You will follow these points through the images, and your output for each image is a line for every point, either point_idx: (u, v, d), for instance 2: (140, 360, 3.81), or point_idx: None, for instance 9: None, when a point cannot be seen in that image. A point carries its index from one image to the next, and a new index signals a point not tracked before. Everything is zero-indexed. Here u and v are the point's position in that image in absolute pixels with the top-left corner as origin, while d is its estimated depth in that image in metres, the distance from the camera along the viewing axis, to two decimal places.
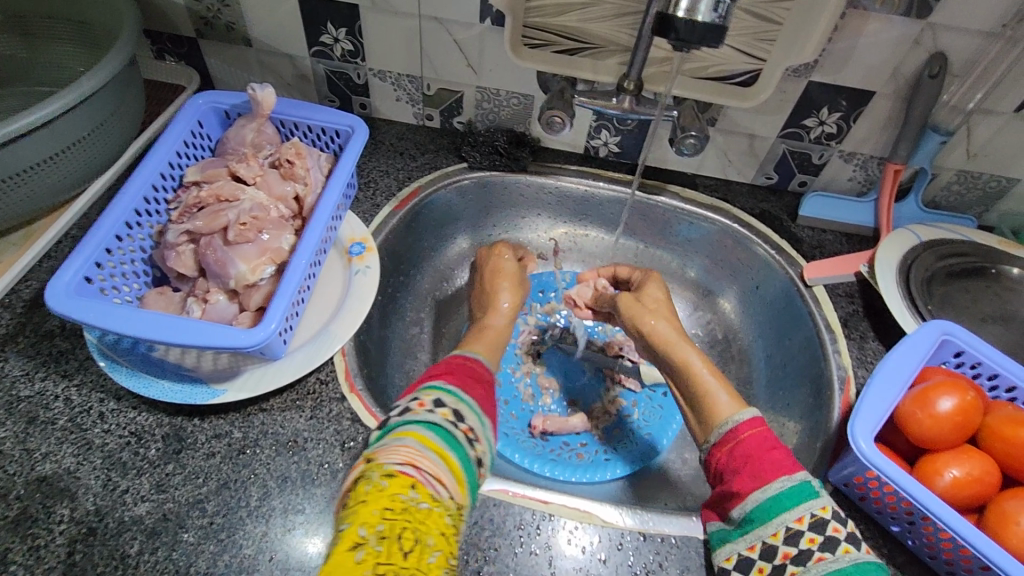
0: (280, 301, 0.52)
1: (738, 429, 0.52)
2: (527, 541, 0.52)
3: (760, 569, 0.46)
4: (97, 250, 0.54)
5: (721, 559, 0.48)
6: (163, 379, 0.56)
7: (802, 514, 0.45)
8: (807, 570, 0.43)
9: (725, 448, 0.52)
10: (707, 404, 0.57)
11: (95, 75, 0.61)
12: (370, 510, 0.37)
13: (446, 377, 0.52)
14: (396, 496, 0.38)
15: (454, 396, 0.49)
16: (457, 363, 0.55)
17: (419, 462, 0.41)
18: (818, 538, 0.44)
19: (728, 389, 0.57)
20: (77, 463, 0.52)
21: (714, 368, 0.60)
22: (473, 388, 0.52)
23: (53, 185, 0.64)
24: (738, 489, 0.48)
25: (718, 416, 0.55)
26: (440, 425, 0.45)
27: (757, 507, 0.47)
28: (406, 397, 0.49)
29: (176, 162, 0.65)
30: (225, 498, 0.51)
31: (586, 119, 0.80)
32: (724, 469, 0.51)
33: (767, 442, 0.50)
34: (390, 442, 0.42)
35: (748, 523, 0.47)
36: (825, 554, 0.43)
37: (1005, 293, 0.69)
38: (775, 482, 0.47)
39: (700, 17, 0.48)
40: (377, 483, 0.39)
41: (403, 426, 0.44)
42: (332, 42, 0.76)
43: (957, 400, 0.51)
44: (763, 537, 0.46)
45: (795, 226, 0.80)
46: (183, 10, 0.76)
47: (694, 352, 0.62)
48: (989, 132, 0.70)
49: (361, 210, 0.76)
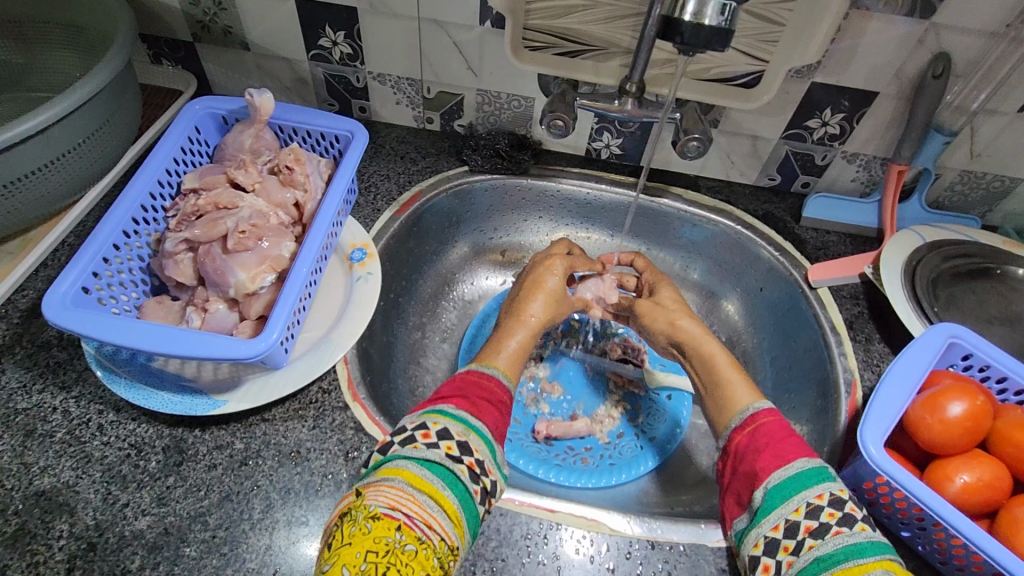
0: (281, 309, 0.51)
1: (758, 415, 0.54)
2: (534, 551, 0.51)
3: (784, 547, 0.44)
4: (94, 260, 0.53)
5: (748, 548, 0.46)
6: (163, 391, 0.55)
7: (822, 491, 0.45)
8: (826, 542, 0.43)
9: (745, 431, 0.53)
10: (727, 395, 0.58)
11: (91, 80, 0.60)
12: (353, 552, 0.39)
13: (455, 401, 0.51)
14: (380, 539, 0.39)
15: (463, 424, 0.48)
16: (469, 382, 0.54)
17: (406, 504, 0.41)
18: (838, 512, 0.44)
19: (747, 382, 0.59)
20: (76, 476, 0.51)
21: (735, 363, 0.61)
22: (485, 412, 0.51)
23: (49, 193, 0.63)
24: (761, 469, 0.49)
25: (738, 405, 0.57)
26: (438, 463, 0.45)
27: (778, 485, 0.47)
28: (413, 422, 0.48)
29: (174, 169, 0.64)
30: (227, 511, 0.50)
31: (588, 121, 0.79)
32: (744, 452, 0.52)
33: (784, 429, 0.52)
34: (381, 480, 0.43)
35: (770, 502, 0.46)
36: (843, 528, 0.43)
37: (1011, 294, 0.69)
38: (796, 462, 0.48)
39: (706, 21, 0.48)
40: (362, 525, 0.40)
41: (400, 462, 0.44)
42: (331, 45, 0.75)
43: (967, 405, 0.50)
44: (784, 514, 0.45)
45: (798, 228, 0.80)
46: (178, 13, 0.75)
47: (714, 344, 0.64)
48: (994, 132, 0.70)
49: (362, 215, 0.75)
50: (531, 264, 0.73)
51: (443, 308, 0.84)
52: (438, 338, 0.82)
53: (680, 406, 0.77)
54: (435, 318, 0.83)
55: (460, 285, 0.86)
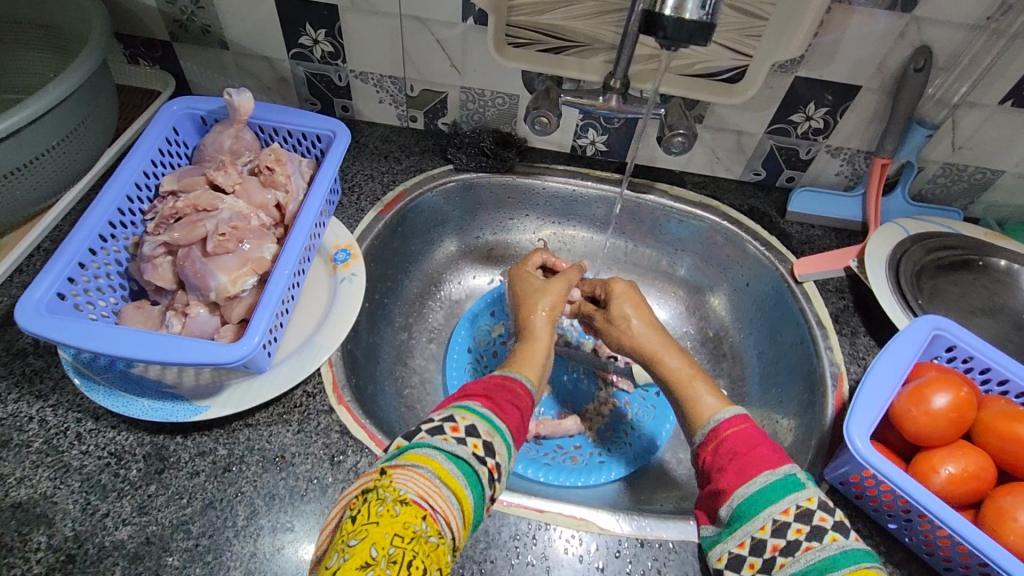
0: (262, 313, 0.50)
1: (720, 429, 0.51)
2: (523, 552, 0.51)
3: (751, 564, 0.44)
4: (70, 264, 0.52)
5: (713, 561, 0.47)
6: (143, 398, 0.54)
7: (789, 506, 0.44)
8: (798, 559, 0.42)
9: (710, 449, 0.50)
10: (693, 410, 0.55)
11: (63, 81, 0.59)
12: (382, 533, 0.37)
13: (482, 399, 0.50)
14: (407, 525, 0.37)
15: (488, 424, 0.47)
16: (496, 383, 0.53)
17: (433, 496, 0.40)
18: (805, 528, 0.43)
19: (713, 392, 0.56)
20: (54, 487, 0.50)
21: (701, 372, 0.58)
22: (508, 414, 0.50)
23: (22, 198, 0.62)
24: (726, 486, 0.47)
25: (703, 419, 0.54)
26: (464, 460, 0.44)
27: (741, 504, 0.46)
28: (441, 415, 0.47)
29: (151, 170, 0.62)
30: (211, 519, 0.50)
31: (573, 118, 0.79)
32: (709, 470, 0.50)
33: (751, 438, 0.49)
34: (411, 465, 0.41)
35: (735, 521, 0.46)
36: (813, 543, 0.42)
37: (994, 285, 0.69)
38: (760, 477, 0.46)
39: (688, 15, 0.47)
40: (390, 507, 0.38)
41: (429, 451, 0.43)
42: (312, 43, 0.74)
43: (952, 397, 0.51)
44: (750, 532, 0.45)
45: (784, 222, 0.80)
46: (155, 12, 0.74)
47: (678, 360, 0.60)
48: (976, 123, 0.70)
49: (346, 215, 0.74)
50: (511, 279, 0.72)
51: (429, 308, 0.83)
52: (425, 339, 0.81)
53: (669, 403, 0.77)
54: (422, 318, 0.82)
55: (447, 285, 0.85)
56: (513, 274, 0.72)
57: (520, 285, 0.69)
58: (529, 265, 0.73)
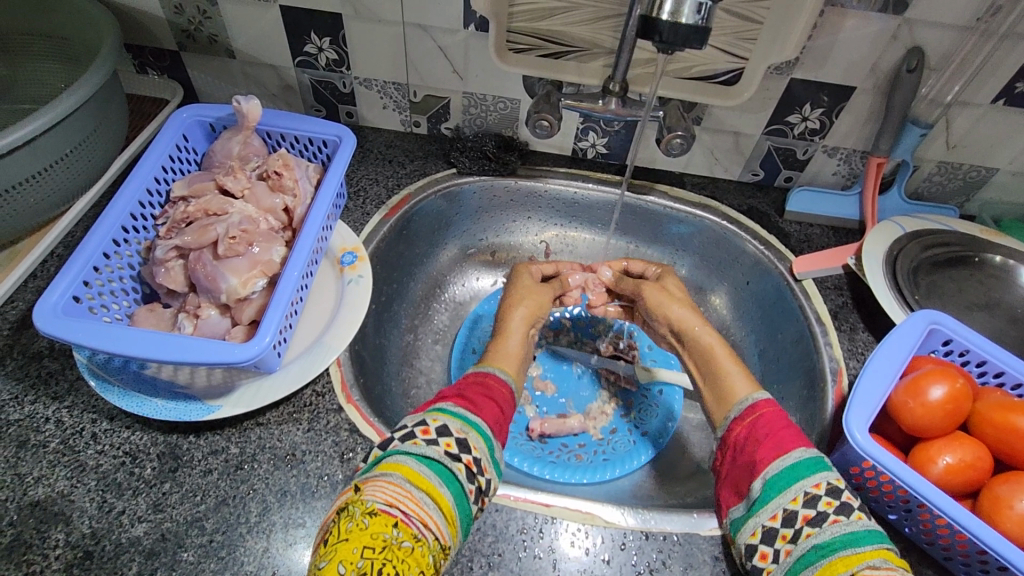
0: (273, 313, 0.51)
1: (757, 405, 0.54)
2: (530, 545, 0.52)
3: (782, 536, 0.45)
4: (85, 267, 0.53)
5: (746, 537, 0.47)
6: (156, 397, 0.55)
7: (820, 479, 0.46)
8: (824, 530, 0.43)
9: (745, 422, 0.53)
10: (727, 387, 0.58)
11: (79, 90, 0.60)
12: (350, 549, 0.39)
13: (455, 399, 0.51)
14: (377, 535, 0.39)
15: (462, 420, 0.49)
16: (469, 383, 0.55)
17: (404, 501, 0.41)
18: (835, 501, 0.44)
19: (745, 373, 0.59)
20: (71, 486, 0.51)
21: (733, 354, 0.62)
22: (484, 408, 0.52)
23: (37, 204, 0.64)
24: (760, 459, 0.49)
25: (737, 395, 0.57)
26: (437, 460, 0.45)
27: (777, 474, 0.47)
28: (413, 419, 0.49)
29: (162, 177, 0.64)
30: (224, 515, 0.51)
31: (573, 122, 0.80)
32: (743, 443, 0.52)
33: (782, 419, 0.52)
34: (380, 475, 0.43)
35: (767, 492, 0.47)
36: (840, 517, 0.43)
37: (990, 281, 0.70)
38: (795, 452, 0.48)
39: (683, 20, 0.49)
40: (359, 521, 0.40)
41: (400, 457, 0.44)
42: (317, 51, 0.76)
43: (948, 389, 0.52)
44: (783, 504, 0.46)
45: (783, 222, 0.82)
46: (164, 23, 0.75)
47: (714, 337, 0.64)
48: (969, 122, 0.71)
49: (352, 218, 0.76)
50: (511, 279, 0.74)
51: (434, 310, 0.84)
52: (431, 340, 0.82)
53: (672, 401, 0.78)
54: (427, 320, 0.83)
55: (451, 287, 0.87)
56: (517, 271, 0.75)
57: (513, 285, 0.72)
58: (535, 268, 0.75)
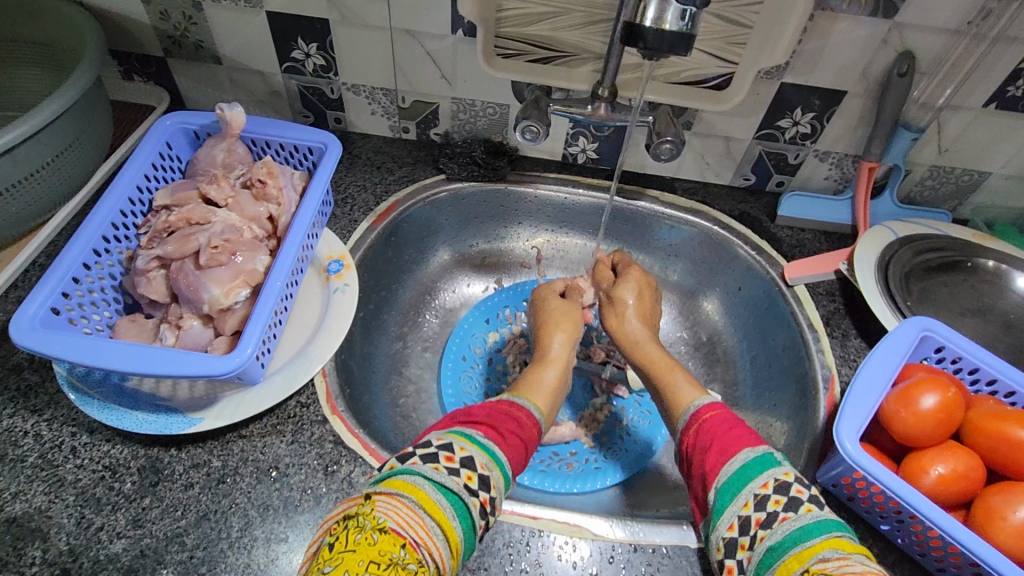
0: (254, 325, 0.50)
1: (699, 413, 0.53)
2: (517, 559, 0.51)
3: (741, 545, 0.43)
4: (64, 279, 0.53)
5: (712, 553, 0.45)
6: (137, 411, 0.54)
7: (767, 479, 0.45)
8: (776, 531, 0.42)
9: (691, 434, 0.52)
10: (670, 397, 0.57)
11: (58, 97, 0.59)
12: (356, 560, 0.37)
13: (485, 428, 0.49)
14: (385, 553, 0.37)
15: (488, 455, 0.46)
16: (500, 411, 0.52)
17: (414, 527, 0.39)
18: (783, 498, 0.43)
19: (688, 380, 0.58)
20: (49, 501, 0.50)
21: (675, 363, 0.60)
22: (510, 444, 0.50)
23: (17, 214, 0.63)
24: (708, 469, 0.48)
25: (682, 406, 0.55)
26: (455, 493, 0.43)
27: (726, 482, 0.46)
28: (439, 438, 0.46)
29: (145, 185, 0.63)
30: (205, 530, 0.50)
31: (563, 127, 0.80)
32: (692, 454, 0.50)
33: (728, 420, 0.51)
34: (394, 493, 0.41)
35: (721, 502, 0.46)
36: (789, 514, 0.42)
37: (982, 286, 0.70)
38: (739, 454, 0.47)
39: (667, 26, 0.48)
40: (369, 535, 0.38)
41: (418, 479, 0.42)
42: (304, 57, 0.75)
43: (940, 398, 0.51)
44: (736, 512, 0.44)
45: (775, 226, 0.81)
46: (149, 29, 0.75)
47: (655, 348, 0.63)
48: (961, 127, 0.71)
49: (339, 226, 0.75)
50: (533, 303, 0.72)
51: (424, 317, 0.84)
52: (420, 347, 0.81)
53: None
54: (416, 327, 0.82)
55: (441, 294, 0.86)
56: (540, 294, 0.73)
57: (540, 309, 0.70)
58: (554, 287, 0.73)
